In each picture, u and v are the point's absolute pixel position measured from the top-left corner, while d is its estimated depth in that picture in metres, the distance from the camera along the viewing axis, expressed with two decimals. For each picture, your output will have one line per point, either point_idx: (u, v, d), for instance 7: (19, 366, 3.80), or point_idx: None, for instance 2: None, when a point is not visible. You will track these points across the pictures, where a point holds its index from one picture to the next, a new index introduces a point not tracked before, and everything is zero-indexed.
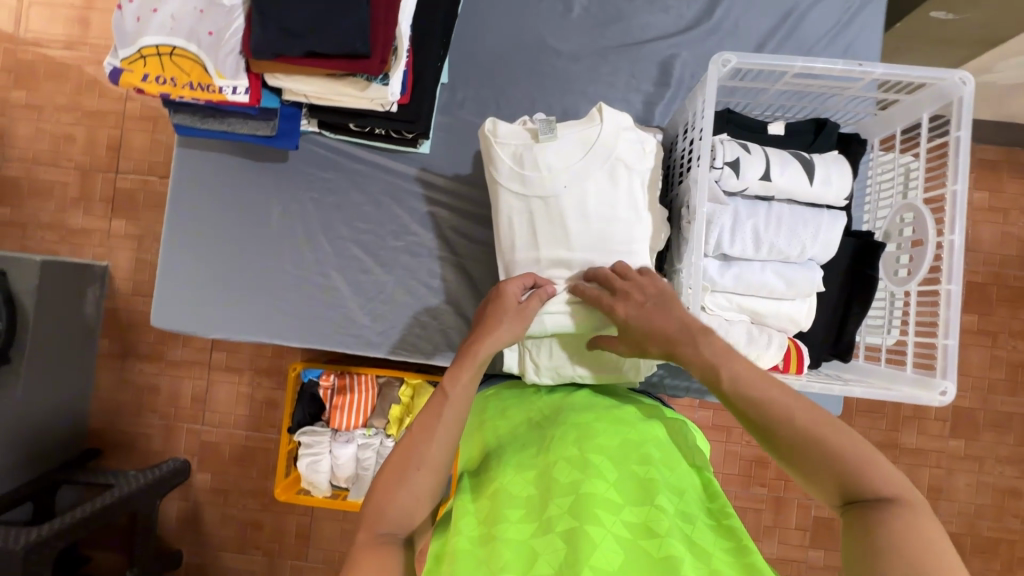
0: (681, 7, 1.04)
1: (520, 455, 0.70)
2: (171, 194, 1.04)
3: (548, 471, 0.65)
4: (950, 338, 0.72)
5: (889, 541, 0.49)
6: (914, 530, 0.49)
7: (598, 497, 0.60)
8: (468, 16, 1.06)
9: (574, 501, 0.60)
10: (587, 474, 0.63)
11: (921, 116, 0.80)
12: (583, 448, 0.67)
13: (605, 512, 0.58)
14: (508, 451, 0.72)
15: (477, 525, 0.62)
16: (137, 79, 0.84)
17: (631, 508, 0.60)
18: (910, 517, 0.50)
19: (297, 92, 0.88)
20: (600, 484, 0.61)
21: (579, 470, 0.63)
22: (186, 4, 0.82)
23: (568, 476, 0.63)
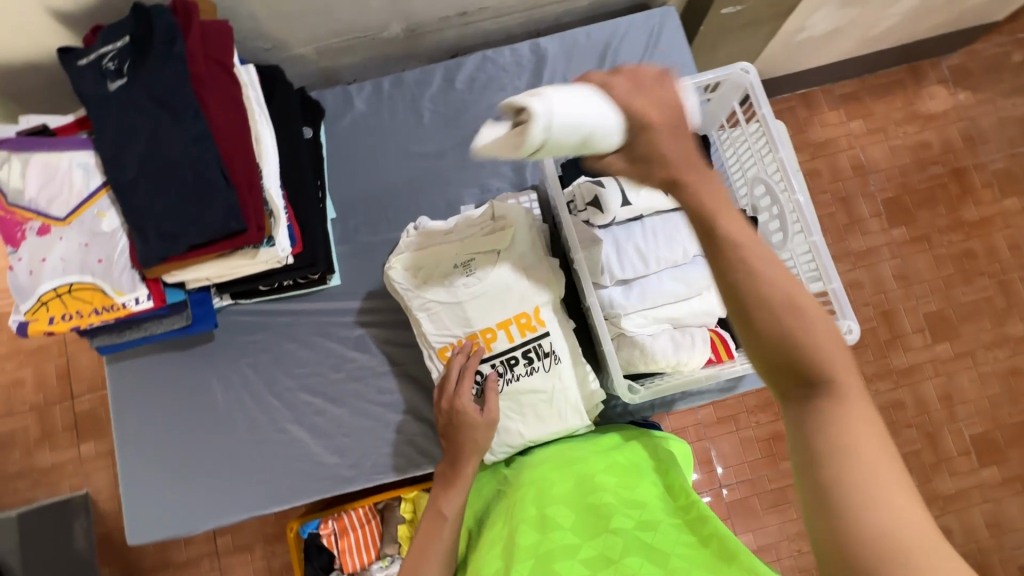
0: (514, 81, 1.16)
1: (492, 530, 0.75)
2: (115, 408, 1.06)
3: (513, 537, 0.69)
4: (834, 283, 0.79)
5: (830, 434, 0.47)
6: (855, 421, 0.47)
7: (558, 551, 0.65)
8: (336, 153, 1.15)
9: (537, 562, 0.64)
10: (547, 530, 0.68)
11: (733, 105, 0.91)
12: (542, 505, 0.72)
13: (564, 563, 0.63)
14: (485, 528, 0.77)
15: None
16: (44, 323, 0.88)
17: (588, 544, 0.65)
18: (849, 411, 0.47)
19: (200, 279, 0.94)
20: (560, 535, 0.67)
21: (540, 530, 0.68)
22: (70, 242, 0.88)
23: (529, 538, 0.68)
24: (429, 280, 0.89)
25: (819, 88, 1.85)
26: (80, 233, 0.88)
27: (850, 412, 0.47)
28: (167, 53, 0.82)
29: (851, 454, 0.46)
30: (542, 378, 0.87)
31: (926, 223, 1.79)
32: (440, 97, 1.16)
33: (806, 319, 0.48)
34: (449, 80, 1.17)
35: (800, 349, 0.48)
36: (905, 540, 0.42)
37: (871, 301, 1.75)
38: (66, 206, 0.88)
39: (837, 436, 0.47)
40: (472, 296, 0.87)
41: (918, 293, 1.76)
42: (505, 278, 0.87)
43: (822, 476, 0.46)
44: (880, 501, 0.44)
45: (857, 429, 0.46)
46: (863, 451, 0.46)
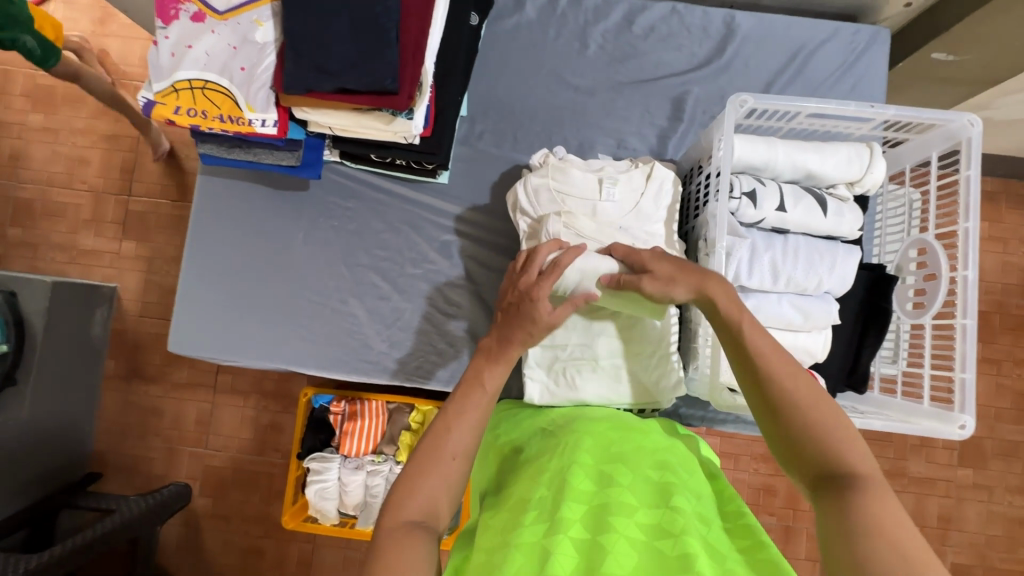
0: (693, 46, 1.08)
1: (535, 463, 0.68)
2: (194, 220, 1.06)
3: (564, 475, 0.63)
4: (967, 372, 0.74)
5: (865, 518, 0.49)
6: (886, 510, 0.50)
7: (615, 505, 0.58)
8: (487, 52, 1.09)
9: (589, 512, 0.58)
10: (603, 485, 0.61)
11: (931, 154, 0.83)
12: (599, 459, 0.66)
13: (620, 519, 0.57)
14: (527, 459, 0.71)
15: (491, 535, 0.59)
16: (169, 112, 0.86)
17: (647, 510, 0.58)
18: (875, 493, 0.51)
19: (322, 125, 0.91)
20: (616, 492, 0.60)
21: (596, 482, 0.62)
22: (220, 40, 0.85)
23: (584, 484, 0.61)
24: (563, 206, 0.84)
25: None
26: (232, 34, 0.85)
27: (869, 494, 0.51)
28: None
29: (882, 531, 0.48)
30: (655, 327, 0.87)
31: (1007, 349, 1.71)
32: (612, 34, 1.09)
33: (834, 424, 0.56)
34: (628, 20, 1.09)
35: (826, 453, 0.55)
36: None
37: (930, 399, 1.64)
38: (228, 3, 0.85)
39: (876, 520, 0.49)
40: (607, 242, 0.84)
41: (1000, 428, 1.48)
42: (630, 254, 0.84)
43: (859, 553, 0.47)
44: None
45: (891, 515, 0.49)
46: (880, 522, 0.49)
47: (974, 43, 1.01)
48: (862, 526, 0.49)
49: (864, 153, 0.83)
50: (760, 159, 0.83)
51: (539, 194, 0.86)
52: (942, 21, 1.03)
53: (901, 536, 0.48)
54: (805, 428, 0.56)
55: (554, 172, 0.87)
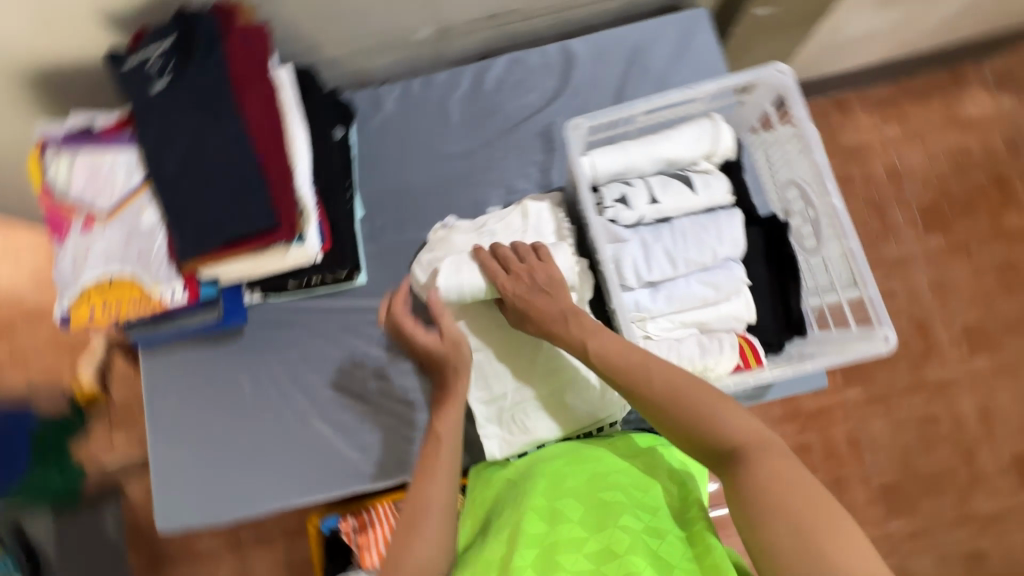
0: (542, 83, 1.16)
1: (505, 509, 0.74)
2: (148, 399, 1.09)
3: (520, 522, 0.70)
4: (870, 289, 0.77)
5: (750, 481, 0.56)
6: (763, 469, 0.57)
7: (563, 543, 0.65)
8: (364, 154, 1.16)
9: (541, 554, 0.65)
10: (554, 523, 0.68)
11: (766, 105, 0.89)
12: (553, 497, 0.72)
13: (568, 555, 0.64)
14: (493, 513, 0.76)
15: None
16: (88, 314, 0.92)
17: (594, 538, 0.65)
18: (762, 459, 0.57)
19: (231, 275, 0.97)
20: (565, 528, 0.67)
21: (548, 522, 0.68)
22: (113, 236, 0.91)
23: (537, 529, 0.68)
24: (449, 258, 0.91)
25: (854, 93, 1.82)
26: (122, 227, 0.92)
27: (756, 462, 0.57)
28: (207, 54, 0.85)
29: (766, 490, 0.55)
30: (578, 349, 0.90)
31: (965, 233, 1.74)
32: (468, 98, 1.17)
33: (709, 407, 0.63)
34: (477, 82, 1.17)
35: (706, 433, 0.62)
36: (821, 544, 0.50)
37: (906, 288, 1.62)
38: (111, 200, 0.92)
39: (763, 485, 0.55)
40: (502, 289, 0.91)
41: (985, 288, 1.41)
42: None
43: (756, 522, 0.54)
44: (806, 540, 0.51)
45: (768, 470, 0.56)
46: (769, 487, 0.55)
47: None
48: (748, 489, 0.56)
49: (707, 127, 0.89)
50: (618, 165, 0.88)
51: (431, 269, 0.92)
52: None
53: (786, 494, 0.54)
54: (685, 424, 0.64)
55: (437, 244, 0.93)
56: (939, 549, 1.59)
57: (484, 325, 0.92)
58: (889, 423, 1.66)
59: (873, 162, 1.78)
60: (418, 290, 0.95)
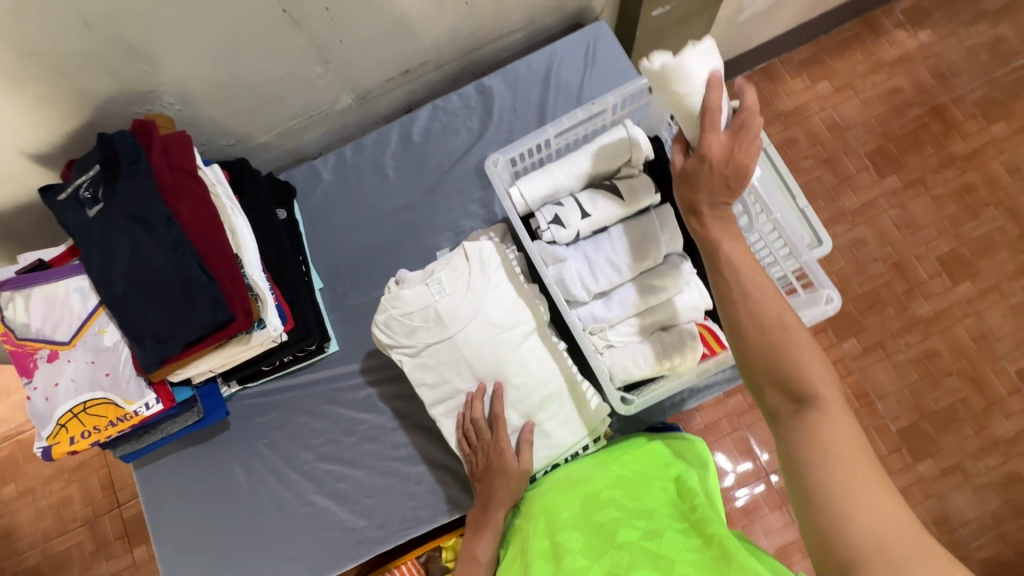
0: (467, 123, 1.21)
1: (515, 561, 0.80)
2: (148, 512, 1.09)
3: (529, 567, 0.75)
4: (806, 256, 0.82)
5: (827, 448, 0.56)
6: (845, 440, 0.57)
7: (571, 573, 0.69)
8: (312, 227, 1.20)
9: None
10: (559, 558, 0.73)
11: (671, 103, 0.94)
12: (552, 533, 0.78)
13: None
14: (511, 565, 0.82)
15: None
16: (67, 444, 0.93)
17: (596, 563, 0.69)
18: (828, 411, 0.59)
19: (203, 372, 0.99)
20: (567, 558, 0.71)
21: (552, 559, 0.74)
22: (78, 363, 0.93)
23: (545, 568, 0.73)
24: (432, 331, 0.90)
25: (777, 60, 1.88)
26: (86, 352, 0.93)
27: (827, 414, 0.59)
28: (134, 169, 0.88)
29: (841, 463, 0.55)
30: (549, 372, 0.89)
31: (916, 167, 1.77)
32: (401, 153, 1.21)
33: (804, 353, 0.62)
34: (405, 136, 1.21)
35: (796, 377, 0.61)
36: (890, 536, 0.51)
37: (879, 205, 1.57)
38: (69, 330, 0.94)
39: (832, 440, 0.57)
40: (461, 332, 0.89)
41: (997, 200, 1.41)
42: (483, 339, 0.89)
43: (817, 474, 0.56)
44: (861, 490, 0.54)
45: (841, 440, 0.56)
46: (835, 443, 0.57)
47: None
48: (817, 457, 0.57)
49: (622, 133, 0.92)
50: (545, 187, 0.91)
51: (388, 325, 0.91)
52: None
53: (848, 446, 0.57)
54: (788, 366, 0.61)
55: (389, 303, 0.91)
56: (970, 482, 1.57)
57: (450, 372, 0.90)
58: (890, 368, 1.66)
59: (812, 120, 1.83)
60: (384, 348, 0.94)
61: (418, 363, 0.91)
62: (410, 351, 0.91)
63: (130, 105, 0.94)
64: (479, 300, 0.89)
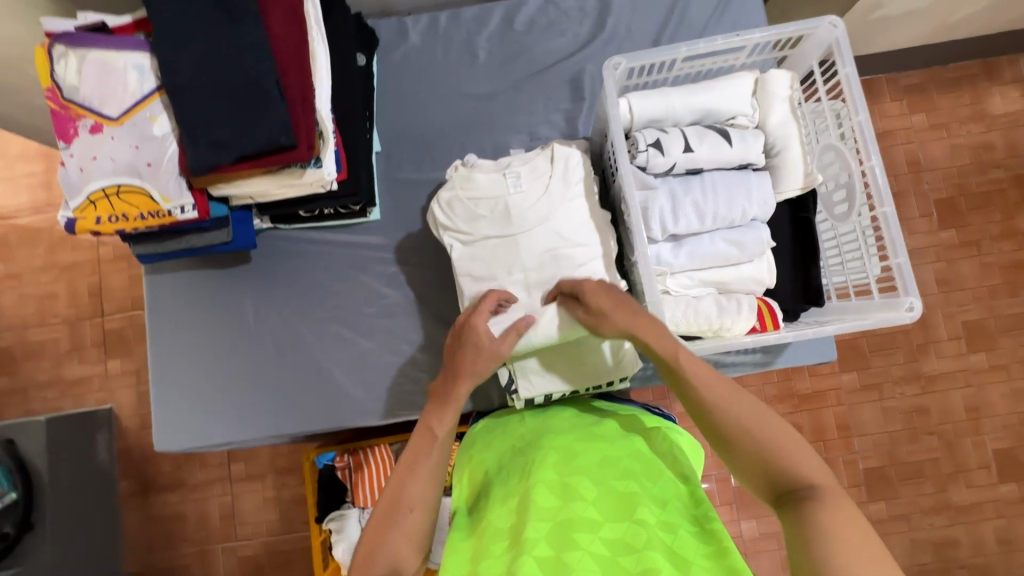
0: (575, 27, 1.12)
1: (505, 483, 0.74)
2: (151, 320, 1.08)
3: (529, 495, 0.68)
4: (901, 257, 0.76)
5: (825, 535, 0.51)
6: (847, 523, 0.52)
7: (576, 522, 0.63)
8: (385, 87, 1.12)
9: (554, 530, 0.64)
10: (567, 500, 0.66)
11: (812, 64, 0.86)
12: (565, 472, 0.70)
13: (583, 535, 0.62)
14: (496, 482, 0.76)
15: (466, 565, 0.66)
16: (92, 223, 0.89)
17: (609, 525, 0.64)
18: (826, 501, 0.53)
19: (243, 195, 0.94)
20: (581, 506, 0.65)
21: (561, 497, 0.67)
22: (121, 143, 0.88)
23: (549, 503, 0.66)
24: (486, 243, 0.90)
25: (884, 75, 1.77)
26: (132, 134, 0.88)
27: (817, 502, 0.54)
28: None
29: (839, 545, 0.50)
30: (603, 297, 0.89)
31: (978, 229, 1.71)
32: (497, 38, 1.12)
33: (776, 433, 0.59)
34: (507, 21, 1.12)
35: (780, 468, 0.57)
36: None
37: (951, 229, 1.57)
38: (120, 106, 0.88)
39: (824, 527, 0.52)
40: (523, 233, 0.86)
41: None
42: (543, 246, 0.86)
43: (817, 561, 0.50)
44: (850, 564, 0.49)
45: (837, 522, 0.51)
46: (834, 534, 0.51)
47: None
48: (819, 540, 0.51)
49: (750, 83, 0.87)
50: (655, 110, 0.85)
51: (451, 205, 0.89)
52: None
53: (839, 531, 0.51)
54: (767, 451, 0.58)
55: (456, 185, 0.89)
56: (911, 533, 1.62)
57: (496, 270, 0.87)
58: (880, 410, 1.67)
59: (899, 147, 1.74)
60: (436, 229, 0.92)
61: (471, 254, 0.88)
62: (466, 236, 0.88)
63: None
64: (553, 207, 0.86)
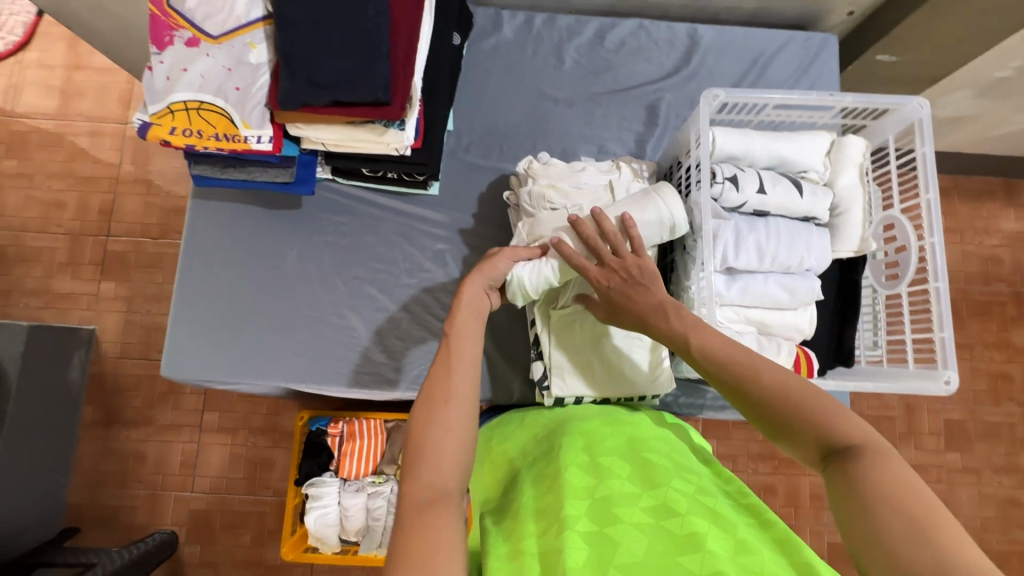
0: (661, 57, 1.16)
1: (532, 471, 0.71)
2: (187, 243, 1.06)
3: (561, 473, 0.66)
4: (946, 331, 0.79)
5: (873, 491, 0.48)
6: (898, 482, 0.48)
7: (615, 497, 0.61)
8: (470, 71, 1.14)
9: (593, 505, 0.61)
10: (602, 477, 0.64)
11: (889, 138, 0.91)
12: (592, 454, 0.69)
13: (625, 509, 0.59)
14: (522, 472, 0.73)
15: (500, 543, 0.61)
16: (165, 132, 0.88)
17: (647, 495, 0.61)
18: (873, 460, 0.50)
19: (316, 141, 0.94)
20: (615, 483, 0.63)
21: (593, 475, 0.65)
22: (215, 62, 0.87)
23: (583, 481, 0.64)
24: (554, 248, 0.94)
25: None
26: (227, 56, 0.88)
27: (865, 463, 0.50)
28: None
29: (892, 512, 0.46)
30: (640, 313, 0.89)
31: (975, 333, 1.77)
32: (586, 50, 1.16)
33: (802, 391, 0.56)
34: (599, 36, 1.16)
35: (816, 427, 0.54)
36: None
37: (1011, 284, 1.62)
38: (222, 27, 0.88)
39: (881, 495, 0.48)
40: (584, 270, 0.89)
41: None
42: None
43: (875, 533, 0.46)
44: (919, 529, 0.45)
45: (885, 476, 0.48)
46: (890, 498, 0.47)
47: (911, 45, 1.12)
48: (872, 508, 0.47)
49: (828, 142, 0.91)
50: (737, 148, 0.88)
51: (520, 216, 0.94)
52: (883, 26, 1.13)
53: (895, 493, 0.47)
54: (804, 410, 0.55)
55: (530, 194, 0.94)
56: None
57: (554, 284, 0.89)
58: None
59: None
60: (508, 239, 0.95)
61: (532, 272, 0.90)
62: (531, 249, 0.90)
63: None
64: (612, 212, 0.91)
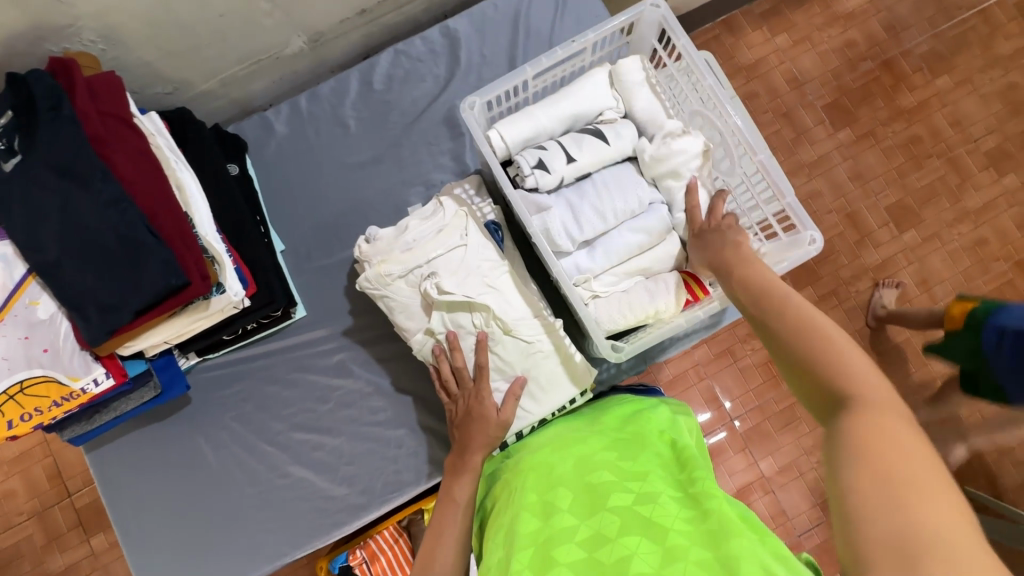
0: (432, 69, 1.13)
1: (494, 520, 0.71)
2: (107, 494, 1.02)
3: (514, 524, 0.65)
4: (789, 197, 0.81)
5: (856, 441, 0.44)
6: (888, 432, 0.44)
7: (555, 537, 0.59)
8: (269, 186, 1.11)
9: (536, 552, 0.59)
10: (547, 516, 0.63)
11: (651, 43, 0.93)
12: (542, 492, 0.67)
13: (562, 549, 0.58)
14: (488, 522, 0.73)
15: None
16: (5, 429, 0.84)
17: (585, 525, 0.60)
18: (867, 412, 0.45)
19: (156, 344, 0.91)
20: (558, 520, 0.62)
21: (540, 517, 0.63)
22: (5, 339, 0.81)
23: (530, 526, 0.63)
24: (430, 311, 0.89)
25: None
26: (14, 326, 0.81)
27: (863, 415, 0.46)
28: (56, 119, 0.77)
29: (873, 456, 0.42)
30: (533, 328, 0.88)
31: None
32: (361, 102, 1.12)
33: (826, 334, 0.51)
34: (366, 83, 1.12)
35: (826, 373, 0.49)
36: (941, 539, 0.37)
37: (868, 56, 1.59)
38: None
39: (868, 441, 0.44)
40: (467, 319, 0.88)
41: (974, 132, 1.56)
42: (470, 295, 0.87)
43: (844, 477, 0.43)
44: (893, 476, 0.41)
45: (888, 440, 0.43)
46: (872, 446, 0.43)
47: None
48: (852, 453, 0.44)
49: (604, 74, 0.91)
50: (527, 130, 0.87)
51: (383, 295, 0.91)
52: None
53: (880, 445, 0.43)
54: (824, 368, 0.49)
55: (373, 277, 0.90)
56: None
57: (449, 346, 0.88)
58: None
59: None
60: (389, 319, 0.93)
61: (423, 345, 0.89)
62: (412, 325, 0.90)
63: (44, 42, 0.81)
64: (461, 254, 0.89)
